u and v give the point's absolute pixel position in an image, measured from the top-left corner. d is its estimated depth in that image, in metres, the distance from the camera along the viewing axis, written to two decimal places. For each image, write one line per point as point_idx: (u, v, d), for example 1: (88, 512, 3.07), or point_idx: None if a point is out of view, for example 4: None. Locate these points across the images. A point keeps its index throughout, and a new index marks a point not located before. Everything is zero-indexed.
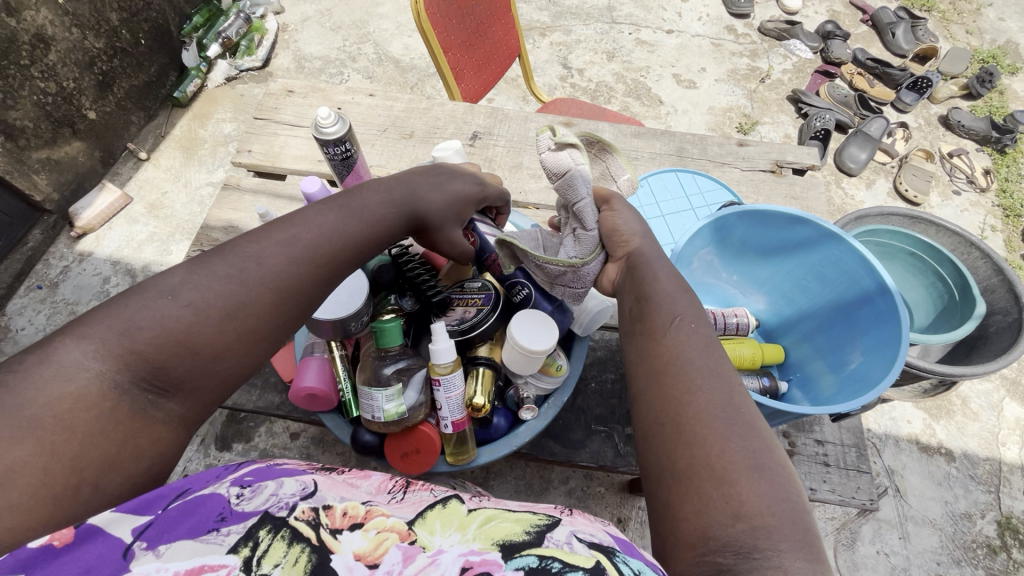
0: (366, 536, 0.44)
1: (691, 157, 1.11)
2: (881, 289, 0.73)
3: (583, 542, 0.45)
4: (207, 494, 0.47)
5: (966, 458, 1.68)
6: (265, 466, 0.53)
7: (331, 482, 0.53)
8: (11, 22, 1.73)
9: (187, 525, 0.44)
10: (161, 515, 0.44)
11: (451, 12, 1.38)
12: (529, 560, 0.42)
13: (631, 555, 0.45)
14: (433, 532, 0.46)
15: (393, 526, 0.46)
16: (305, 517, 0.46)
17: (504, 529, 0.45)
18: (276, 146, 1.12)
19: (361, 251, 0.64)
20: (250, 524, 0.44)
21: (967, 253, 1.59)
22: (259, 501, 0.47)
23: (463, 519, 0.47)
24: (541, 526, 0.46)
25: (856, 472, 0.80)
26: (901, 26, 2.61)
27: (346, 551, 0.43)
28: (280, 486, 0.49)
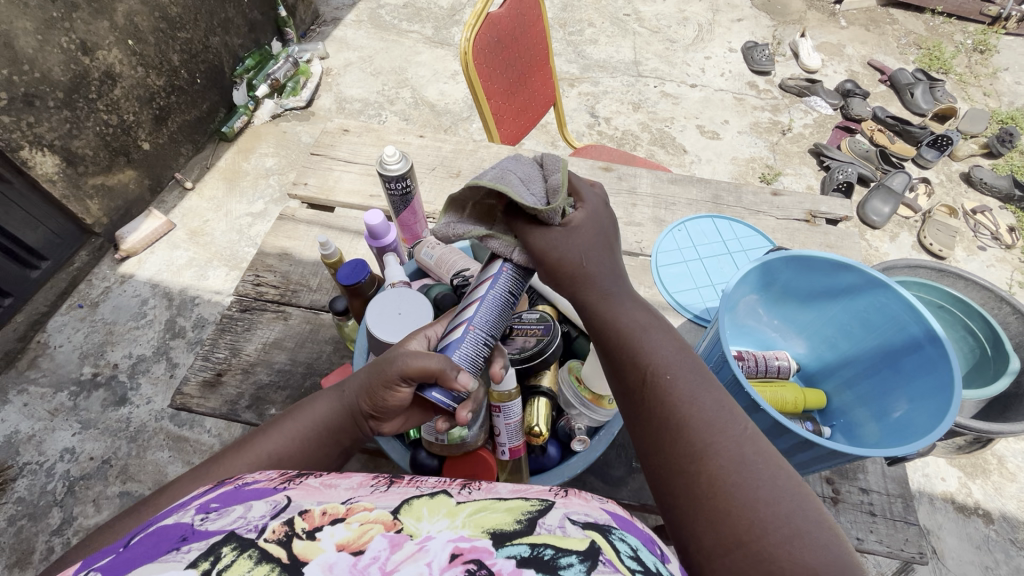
0: (348, 527, 0.41)
1: (726, 204, 1.15)
2: (930, 336, 0.69)
3: (577, 523, 0.42)
4: (170, 525, 0.43)
5: (1005, 521, 1.61)
6: (234, 487, 0.49)
7: (305, 489, 0.48)
8: (85, 61, 1.88)
9: (145, 551, 0.40)
10: (123, 552, 0.42)
11: (496, 64, 1.47)
12: (519, 549, 0.38)
13: (626, 532, 0.44)
14: (420, 518, 0.42)
15: (378, 517, 0.42)
16: (275, 537, 0.40)
17: (494, 518, 0.42)
18: (330, 180, 1.19)
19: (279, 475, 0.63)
20: (213, 541, 0.40)
21: (996, 307, 1.59)
22: (224, 521, 0.42)
23: (452, 508, 0.44)
24: (532, 513, 0.43)
25: (904, 524, 0.78)
26: (920, 87, 2.70)
27: (326, 542, 0.39)
28: (249, 507, 0.44)
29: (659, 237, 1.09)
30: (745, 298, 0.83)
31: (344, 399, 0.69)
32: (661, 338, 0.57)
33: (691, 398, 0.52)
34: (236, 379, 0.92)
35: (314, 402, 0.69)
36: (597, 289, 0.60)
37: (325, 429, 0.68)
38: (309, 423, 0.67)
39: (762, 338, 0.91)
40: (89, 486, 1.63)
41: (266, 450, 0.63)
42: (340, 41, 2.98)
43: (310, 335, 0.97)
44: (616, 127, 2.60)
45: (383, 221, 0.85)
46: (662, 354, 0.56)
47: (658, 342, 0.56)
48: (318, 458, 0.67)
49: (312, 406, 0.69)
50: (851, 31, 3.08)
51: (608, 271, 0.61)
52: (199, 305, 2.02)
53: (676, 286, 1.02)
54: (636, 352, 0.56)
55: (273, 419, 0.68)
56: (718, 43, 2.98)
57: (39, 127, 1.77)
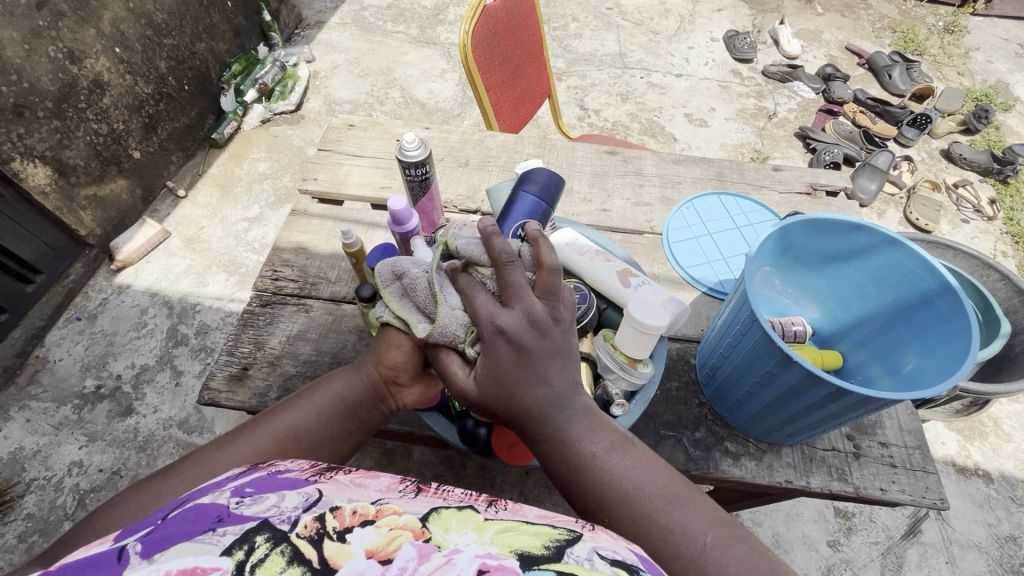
0: (378, 532, 0.43)
1: (730, 181, 1.18)
2: (942, 289, 0.73)
3: (605, 558, 0.43)
4: (208, 504, 0.46)
5: (1004, 480, 1.67)
6: (268, 474, 0.52)
7: (336, 485, 0.51)
8: (73, 69, 1.85)
9: (184, 527, 0.42)
10: (160, 526, 0.44)
11: (493, 56, 1.49)
12: (546, 573, 0.40)
13: (650, 575, 0.44)
14: (448, 530, 0.44)
15: (406, 525, 0.44)
16: (307, 533, 0.42)
17: (522, 541, 0.44)
18: (340, 174, 1.19)
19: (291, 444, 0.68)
20: (247, 528, 0.42)
21: (985, 275, 1.65)
22: (259, 508, 0.45)
23: (478, 523, 0.46)
24: (560, 541, 0.45)
25: (924, 473, 0.82)
26: (896, 69, 2.78)
27: (356, 547, 0.41)
28: (283, 497, 0.47)
29: (668, 216, 1.11)
30: (761, 266, 0.85)
31: (359, 372, 0.73)
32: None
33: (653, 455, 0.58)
34: (264, 372, 0.92)
35: (330, 376, 0.74)
36: (575, 339, 0.59)
37: (343, 401, 0.72)
38: (325, 397, 0.72)
39: (777, 306, 0.94)
40: (100, 498, 1.61)
41: (288, 422, 0.68)
42: (325, 44, 2.98)
43: (334, 326, 0.97)
44: (606, 118, 2.63)
45: (406, 207, 0.86)
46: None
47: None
48: (338, 429, 0.71)
49: (331, 378, 0.74)
50: (828, 17, 3.16)
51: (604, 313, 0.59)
52: (200, 312, 2.01)
53: (688, 261, 1.05)
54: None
55: (295, 394, 0.72)
56: (700, 33, 3.03)
57: (30, 138, 1.75)
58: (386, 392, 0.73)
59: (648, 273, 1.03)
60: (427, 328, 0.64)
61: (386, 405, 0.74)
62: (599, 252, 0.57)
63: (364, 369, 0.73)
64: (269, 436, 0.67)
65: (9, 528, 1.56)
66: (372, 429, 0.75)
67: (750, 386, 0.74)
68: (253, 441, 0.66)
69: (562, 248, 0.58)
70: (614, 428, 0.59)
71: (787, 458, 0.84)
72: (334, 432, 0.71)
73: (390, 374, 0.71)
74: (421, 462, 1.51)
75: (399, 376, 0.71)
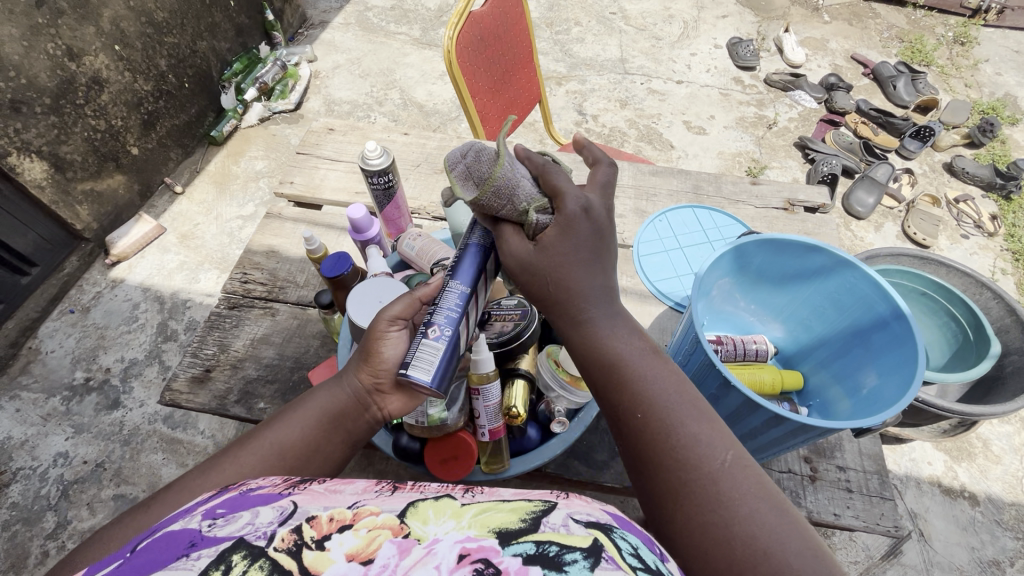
0: (357, 535, 0.40)
1: (707, 194, 1.17)
2: (896, 314, 0.71)
3: (580, 522, 0.42)
4: (178, 530, 0.43)
5: (991, 503, 1.64)
6: (240, 493, 0.48)
7: (311, 494, 0.48)
8: (72, 67, 1.88)
9: (154, 557, 0.39)
10: (130, 558, 0.41)
11: (480, 62, 1.49)
12: (525, 547, 0.38)
13: (627, 532, 0.43)
14: (426, 522, 0.41)
15: (385, 522, 0.41)
16: (285, 546, 0.39)
17: (498, 519, 0.42)
18: (316, 178, 1.20)
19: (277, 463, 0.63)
20: (223, 548, 0.39)
21: (979, 294, 1.60)
22: (233, 527, 0.42)
23: (457, 510, 0.44)
24: (536, 513, 0.43)
25: (880, 499, 0.80)
26: (902, 80, 2.74)
27: (336, 551, 0.38)
28: (257, 514, 0.44)
29: (640, 228, 1.11)
30: (719, 282, 0.85)
31: (342, 384, 0.70)
32: (653, 365, 0.59)
33: (681, 429, 0.55)
34: (226, 375, 0.93)
35: (313, 392, 0.70)
36: (578, 314, 0.61)
37: (327, 415, 0.68)
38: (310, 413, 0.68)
39: (740, 323, 0.93)
40: (83, 490, 1.63)
41: (272, 439, 0.65)
42: (328, 44, 3.00)
43: (299, 330, 0.98)
44: (604, 124, 2.62)
45: (366, 215, 0.87)
46: (654, 391, 0.58)
47: (646, 369, 0.59)
48: (323, 443, 0.67)
49: (314, 395, 0.70)
50: (835, 25, 3.12)
51: (598, 290, 0.61)
52: (190, 308, 2.03)
53: (657, 275, 1.04)
54: (629, 387, 0.58)
55: (279, 413, 0.69)
56: (704, 40, 3.01)
57: (27, 133, 1.78)
58: (372, 401, 0.69)
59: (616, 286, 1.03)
60: (382, 320, 0.67)
61: (372, 415, 0.70)
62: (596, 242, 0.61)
63: (347, 381, 0.69)
64: (254, 455, 0.63)
65: None
66: (361, 442, 0.71)
67: None
68: (238, 461, 0.62)
69: (560, 227, 0.60)
70: (635, 413, 0.57)
71: None
72: (322, 449, 0.67)
73: (373, 382, 0.68)
74: (396, 465, 1.52)
75: (383, 384, 0.68)
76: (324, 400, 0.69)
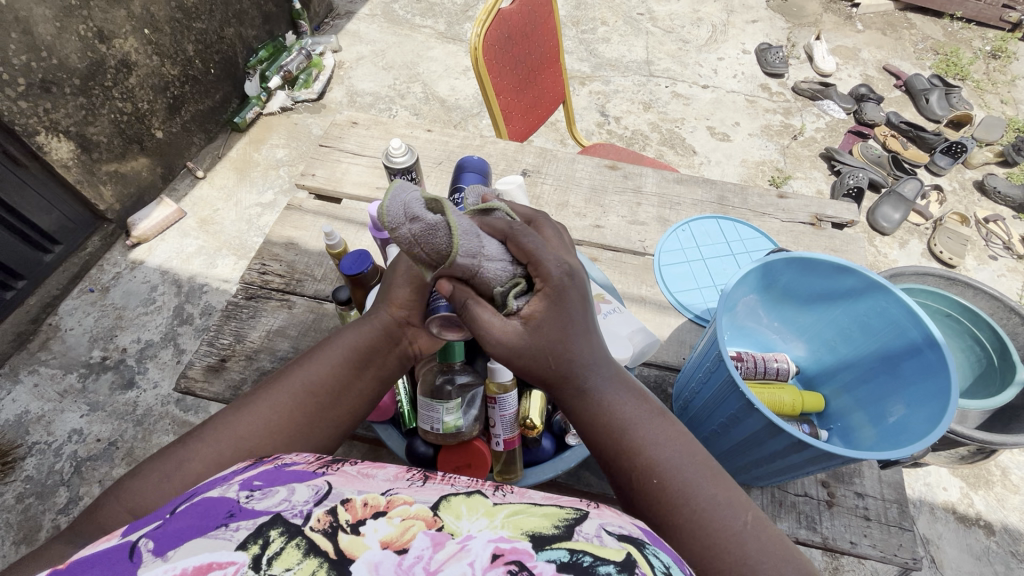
0: (391, 521, 0.39)
1: (732, 206, 1.15)
2: (929, 341, 0.69)
3: (613, 535, 0.40)
4: (215, 497, 0.42)
5: (1007, 533, 1.59)
6: (274, 467, 0.47)
7: (345, 476, 0.46)
8: (102, 48, 1.90)
9: (194, 523, 0.38)
10: (171, 520, 0.40)
11: (506, 60, 1.47)
12: (559, 554, 0.37)
13: (658, 548, 0.41)
14: (460, 516, 0.40)
15: (418, 512, 0.40)
16: (321, 526, 0.38)
17: (532, 522, 0.40)
18: (338, 172, 1.20)
19: (311, 399, 0.66)
20: (261, 522, 0.38)
21: (1007, 318, 1.55)
22: (270, 501, 0.41)
23: (489, 509, 0.42)
24: (569, 520, 0.41)
25: (898, 529, 0.78)
26: (935, 93, 2.66)
27: (371, 537, 0.37)
28: (293, 490, 0.42)
29: (663, 237, 1.09)
30: (744, 298, 0.83)
31: (370, 320, 0.71)
32: (659, 430, 0.58)
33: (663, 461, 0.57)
34: (241, 365, 0.93)
35: (341, 332, 0.71)
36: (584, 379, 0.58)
37: (356, 352, 0.69)
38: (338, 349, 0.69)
39: (762, 340, 0.91)
40: (95, 467, 1.66)
41: (303, 378, 0.67)
42: (353, 35, 3.00)
43: (314, 324, 0.98)
44: (626, 126, 2.59)
45: (387, 215, 0.87)
46: (664, 454, 0.56)
47: (652, 433, 0.57)
48: (352, 380, 0.69)
49: (343, 333, 0.71)
50: (868, 34, 3.05)
51: (594, 359, 0.58)
52: (207, 293, 2.05)
53: (677, 286, 1.02)
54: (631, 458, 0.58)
55: (310, 351, 0.70)
56: (732, 44, 2.96)
57: (56, 113, 1.80)
58: (400, 335, 0.71)
59: (635, 294, 1.01)
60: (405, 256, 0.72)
61: (400, 348, 0.72)
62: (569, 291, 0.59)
63: (375, 315, 0.71)
64: (285, 391, 0.65)
65: (8, 488, 1.62)
66: (389, 380, 0.72)
67: (717, 425, 0.73)
68: (275, 399, 0.65)
69: None
70: (649, 475, 0.56)
71: (756, 499, 0.82)
72: (351, 383, 0.69)
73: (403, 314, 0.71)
74: None
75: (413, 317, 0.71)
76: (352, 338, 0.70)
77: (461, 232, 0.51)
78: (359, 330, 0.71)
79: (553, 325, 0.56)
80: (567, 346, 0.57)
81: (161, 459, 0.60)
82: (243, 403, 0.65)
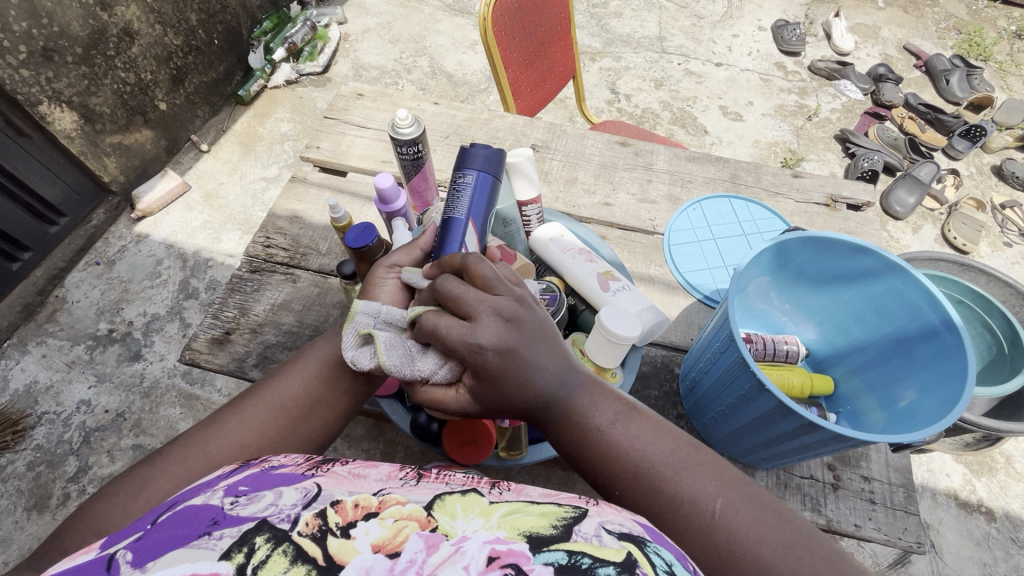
0: (383, 524, 0.38)
1: (745, 184, 1.13)
2: (946, 324, 0.68)
3: (613, 533, 0.39)
4: (198, 505, 0.41)
5: (1008, 520, 1.60)
6: (261, 470, 0.46)
7: (335, 477, 0.45)
8: (103, 16, 1.85)
9: (175, 533, 0.37)
10: (152, 531, 0.39)
11: (515, 31, 1.43)
12: (557, 556, 0.36)
13: (660, 544, 0.40)
14: (454, 517, 0.39)
15: (411, 513, 0.40)
16: (309, 531, 0.37)
17: (529, 522, 0.40)
18: (343, 145, 1.18)
19: (280, 417, 0.64)
20: (247, 529, 0.37)
21: (1019, 305, 1.52)
22: (256, 507, 0.39)
23: (485, 508, 0.41)
24: (568, 519, 0.40)
25: (904, 513, 0.78)
26: (956, 74, 2.59)
27: (362, 541, 0.36)
28: (280, 495, 0.41)
29: (674, 216, 1.07)
30: (757, 278, 0.81)
31: (342, 334, 0.69)
32: (627, 430, 0.58)
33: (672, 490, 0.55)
34: (245, 338, 0.93)
35: (315, 344, 0.69)
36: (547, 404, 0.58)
37: (328, 365, 0.67)
38: (307, 364, 0.67)
39: (773, 322, 0.90)
40: (104, 437, 1.68)
41: (274, 392, 0.66)
42: (358, 6, 2.93)
43: (319, 299, 0.97)
44: (636, 104, 2.53)
45: (393, 186, 0.85)
46: (634, 456, 0.57)
47: (621, 437, 0.58)
48: (324, 394, 0.66)
49: (315, 346, 0.69)
50: (889, 12, 2.95)
51: (557, 380, 0.58)
52: (212, 268, 2.05)
53: (688, 265, 1.00)
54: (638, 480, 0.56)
55: (284, 363, 0.69)
56: (747, 21, 2.87)
57: (58, 83, 1.77)
58: None
59: (644, 274, 1.00)
60: (382, 266, 0.68)
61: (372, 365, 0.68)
62: (520, 328, 0.55)
63: None
64: (259, 408, 0.64)
65: (19, 456, 1.65)
66: (364, 396, 0.69)
67: (726, 405, 0.72)
68: (244, 414, 0.64)
69: None
70: (616, 487, 0.57)
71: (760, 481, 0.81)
72: (320, 400, 0.66)
73: None
74: None
75: None
76: (322, 356, 0.68)
77: (387, 352, 0.56)
78: (330, 347, 0.68)
79: (492, 390, 0.55)
80: (523, 385, 0.55)
81: (133, 471, 0.60)
82: (219, 417, 0.65)
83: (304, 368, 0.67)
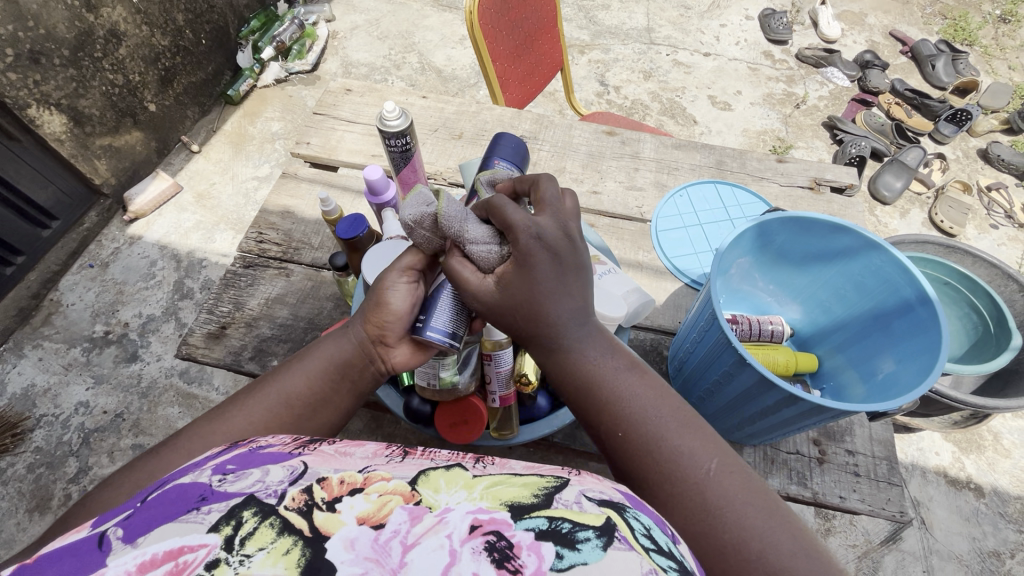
0: (368, 498, 0.40)
1: (730, 170, 1.14)
2: (921, 297, 0.70)
3: (593, 500, 0.41)
4: (186, 483, 0.42)
5: (996, 495, 1.63)
6: (248, 450, 0.48)
7: (321, 455, 0.47)
8: (90, 18, 1.85)
9: (164, 510, 0.38)
10: (141, 510, 0.40)
11: (503, 25, 1.44)
12: (537, 522, 0.38)
13: (639, 510, 0.42)
14: (437, 491, 0.41)
15: (396, 487, 0.41)
16: (296, 505, 0.38)
17: (511, 492, 0.41)
18: (333, 140, 1.19)
19: (285, 413, 0.65)
20: (234, 504, 0.38)
21: (1004, 285, 1.54)
22: (243, 483, 0.41)
23: (468, 480, 0.43)
24: (550, 488, 0.42)
25: (887, 484, 0.80)
26: (942, 59, 2.62)
27: (347, 514, 0.38)
28: (267, 472, 0.43)
29: (660, 203, 1.08)
30: (739, 259, 0.83)
31: (348, 335, 0.71)
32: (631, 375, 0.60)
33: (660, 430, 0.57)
34: (240, 332, 0.94)
35: (319, 343, 0.71)
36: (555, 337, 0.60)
37: (334, 365, 0.69)
38: (313, 363, 0.69)
39: (757, 303, 0.92)
40: (103, 438, 1.69)
41: (280, 389, 0.67)
42: (346, 4, 2.92)
43: (312, 291, 0.99)
44: (626, 96, 2.55)
45: (381, 177, 0.86)
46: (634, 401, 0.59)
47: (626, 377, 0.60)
48: (329, 393, 0.69)
49: (320, 346, 0.71)
50: None
51: (572, 313, 0.59)
52: (206, 268, 2.06)
53: (674, 251, 1.02)
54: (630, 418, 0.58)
55: (286, 362, 0.70)
56: (735, 11, 2.88)
57: (46, 85, 1.77)
58: (376, 353, 0.71)
59: (632, 260, 1.01)
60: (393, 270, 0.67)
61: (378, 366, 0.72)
62: (558, 264, 0.57)
63: (353, 331, 0.71)
64: (263, 403, 0.65)
65: (18, 458, 1.66)
66: (366, 394, 0.72)
67: (711, 383, 0.74)
68: (250, 408, 0.64)
69: None
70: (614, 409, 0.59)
71: (748, 457, 0.83)
72: (325, 398, 0.69)
73: (378, 333, 0.69)
74: None
75: (386, 334, 0.69)
76: (328, 355, 0.70)
77: (448, 204, 0.59)
78: (335, 347, 0.70)
79: (523, 285, 0.57)
80: (543, 307, 0.58)
81: (130, 465, 0.60)
82: (218, 411, 0.64)
83: (308, 366, 0.69)
